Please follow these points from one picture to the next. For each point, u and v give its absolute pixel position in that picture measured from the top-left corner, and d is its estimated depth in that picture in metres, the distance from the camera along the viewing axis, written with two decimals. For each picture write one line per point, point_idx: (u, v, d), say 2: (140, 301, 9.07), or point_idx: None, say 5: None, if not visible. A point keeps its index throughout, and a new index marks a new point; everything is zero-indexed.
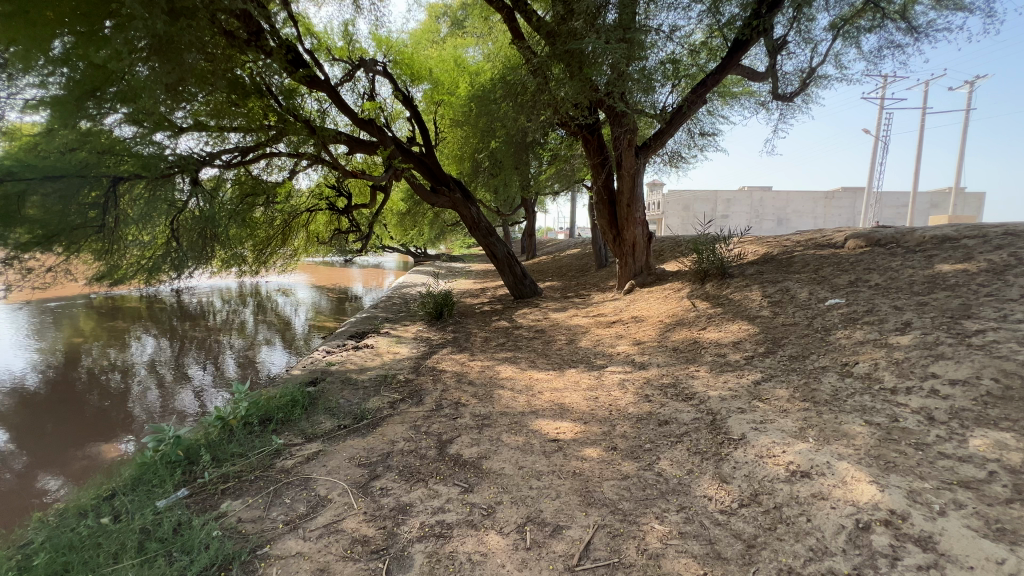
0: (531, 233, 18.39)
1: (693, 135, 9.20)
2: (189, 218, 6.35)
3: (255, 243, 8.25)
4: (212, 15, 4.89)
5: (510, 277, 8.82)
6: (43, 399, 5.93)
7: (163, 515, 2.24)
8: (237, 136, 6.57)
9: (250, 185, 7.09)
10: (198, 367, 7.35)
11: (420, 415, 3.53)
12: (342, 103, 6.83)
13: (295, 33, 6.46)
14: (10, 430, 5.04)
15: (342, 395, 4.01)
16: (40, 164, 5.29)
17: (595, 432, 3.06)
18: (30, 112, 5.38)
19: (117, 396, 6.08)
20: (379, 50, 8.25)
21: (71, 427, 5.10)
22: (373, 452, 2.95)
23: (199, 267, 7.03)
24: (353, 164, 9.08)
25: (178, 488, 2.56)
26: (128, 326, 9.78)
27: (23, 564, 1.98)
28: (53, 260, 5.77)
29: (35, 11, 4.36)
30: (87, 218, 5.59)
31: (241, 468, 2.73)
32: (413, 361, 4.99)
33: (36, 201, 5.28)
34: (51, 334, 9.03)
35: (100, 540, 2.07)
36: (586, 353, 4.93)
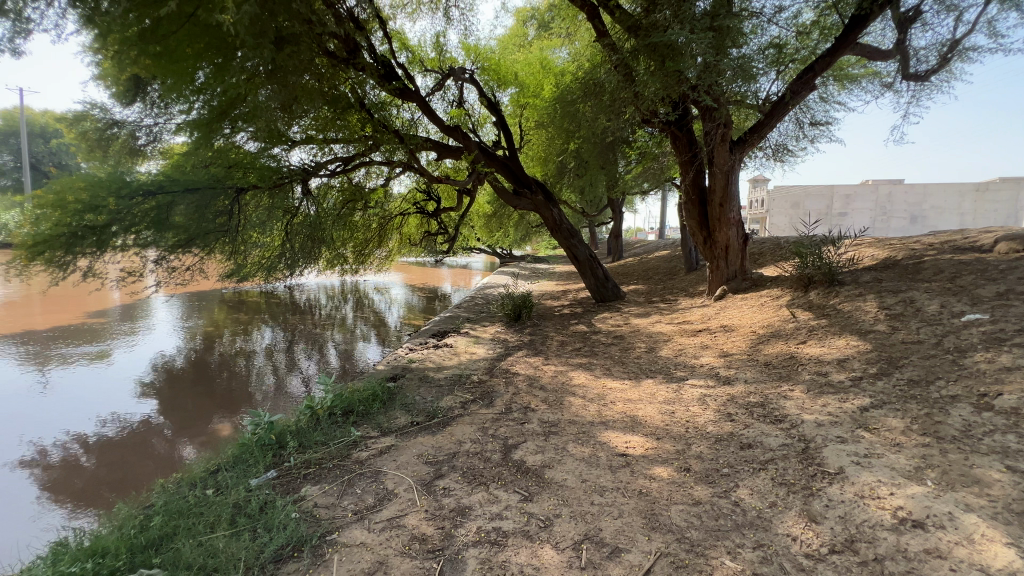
0: (618, 234, 17.90)
1: (802, 124, 8.30)
2: (299, 223, 7.08)
3: (355, 245, 8.95)
4: (316, 37, 5.23)
5: (592, 280, 8.62)
6: (184, 377, 6.97)
7: (253, 494, 2.50)
8: (340, 147, 7.15)
9: (351, 192, 7.71)
10: (306, 355, 8.20)
11: (489, 417, 3.58)
12: (431, 112, 7.11)
13: (390, 49, 6.89)
14: (160, 400, 6.02)
15: (419, 392, 4.19)
16: (181, 179, 6.14)
17: (667, 451, 2.86)
18: (177, 133, 6.38)
19: (241, 377, 6.99)
20: (468, 58, 8.51)
21: (205, 403, 5.94)
22: (440, 450, 3.04)
23: (307, 266, 7.75)
24: (442, 169, 9.50)
25: (268, 470, 2.83)
26: (251, 318, 11.17)
27: (145, 523, 2.33)
28: (191, 260, 6.66)
29: (178, 48, 4.89)
30: (218, 223, 6.40)
31: (322, 456, 2.96)
32: (487, 362, 5.07)
33: (180, 211, 6.11)
34: (196, 321, 10.64)
35: (203, 509, 2.37)
36: (666, 363, 4.64)
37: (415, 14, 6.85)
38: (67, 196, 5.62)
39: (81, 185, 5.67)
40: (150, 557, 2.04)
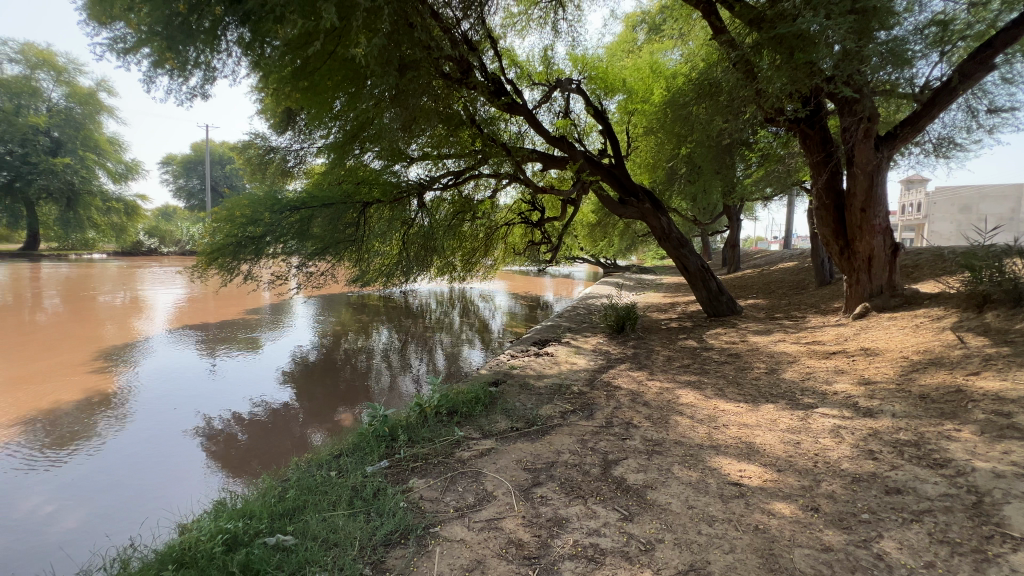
0: (735, 243, 16.50)
1: (975, 112, 6.94)
2: (415, 233, 7.66)
3: (463, 254, 9.44)
4: (435, 61, 5.63)
5: (704, 292, 8.06)
6: (317, 369, 7.90)
7: (368, 480, 2.73)
8: (451, 162, 7.60)
9: (461, 204, 8.14)
10: (417, 356, 8.80)
11: (589, 429, 3.50)
12: (537, 124, 7.25)
13: (500, 66, 7.18)
14: (298, 388, 6.88)
15: (519, 398, 4.25)
16: (320, 195, 7.01)
17: (790, 485, 2.55)
18: (318, 156, 7.31)
19: (362, 373, 7.72)
20: (575, 68, 8.56)
21: (332, 393, 6.66)
22: (539, 458, 3.04)
23: (420, 273, 8.33)
24: (546, 180, 9.63)
25: (381, 459, 3.08)
26: (371, 319, 12.28)
27: (283, 495, 2.68)
28: (325, 267, 7.53)
29: (321, 83, 5.61)
30: (347, 234, 7.19)
31: (428, 451, 3.14)
32: (588, 374, 4.97)
33: (318, 222, 6.94)
34: (327, 320, 12.01)
35: (328, 488, 2.66)
36: (790, 387, 4.15)
37: (525, 30, 7.07)
38: (235, 212, 6.92)
39: (246, 203, 6.91)
40: (285, 525, 2.34)
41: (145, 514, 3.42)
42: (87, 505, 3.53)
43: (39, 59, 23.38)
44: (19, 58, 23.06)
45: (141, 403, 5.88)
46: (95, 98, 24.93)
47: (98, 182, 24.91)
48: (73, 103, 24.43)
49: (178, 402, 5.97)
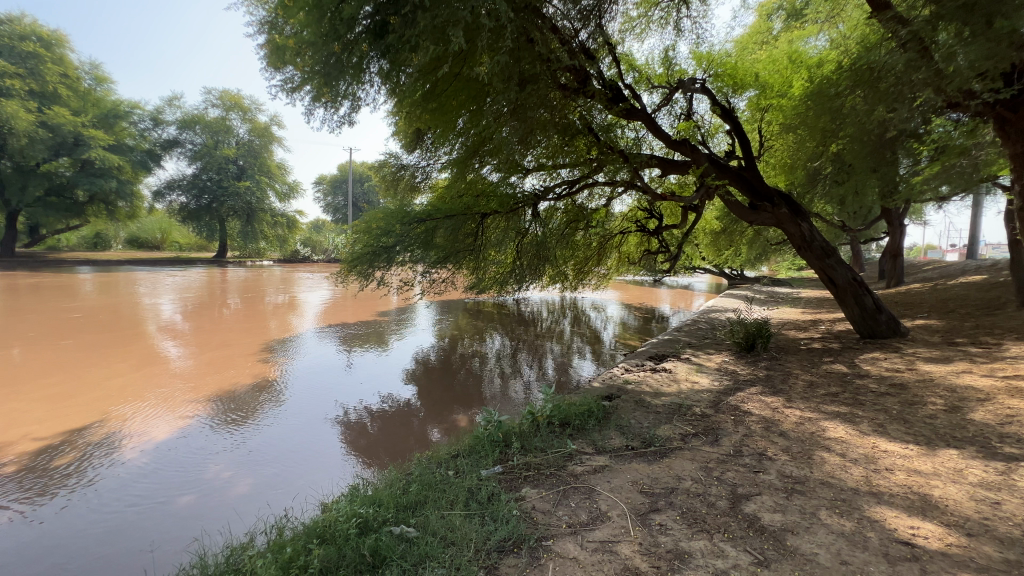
0: (897, 252, 14.02)
1: None
2: (528, 242, 7.80)
3: (576, 263, 9.38)
4: (552, 72, 5.57)
5: (856, 310, 6.96)
6: (435, 370, 8.42)
7: (483, 484, 2.80)
8: (566, 171, 7.61)
9: (574, 213, 8.10)
10: (527, 364, 8.91)
11: (713, 456, 3.20)
12: (657, 128, 6.92)
13: (618, 72, 7.02)
14: (419, 386, 7.39)
15: (635, 415, 4.05)
16: (443, 208, 7.49)
17: (987, 557, 2.03)
18: (442, 171, 7.84)
19: (475, 376, 8.03)
20: (699, 66, 8.02)
21: (448, 394, 7.02)
22: (657, 482, 2.86)
23: (533, 282, 8.46)
24: (665, 186, 9.16)
25: (495, 463, 3.15)
26: (486, 325, 12.76)
27: (407, 487, 2.88)
28: (446, 274, 8.04)
29: (447, 102, 5.96)
30: (467, 244, 7.59)
31: (540, 462, 3.13)
32: (712, 396, 4.55)
33: (441, 233, 7.43)
34: (446, 325, 12.79)
35: (446, 487, 2.78)
36: (982, 432, 3.35)
37: (644, 33, 6.83)
38: (372, 225, 7.70)
39: (381, 217, 7.68)
40: (408, 517, 2.49)
41: (295, 490, 3.91)
42: (253, 475, 4.15)
43: (232, 102, 28.62)
44: (219, 103, 28.52)
45: (294, 390, 6.79)
46: (269, 131, 29.79)
47: (269, 201, 29.77)
48: (253, 137, 29.44)
49: (322, 392, 6.79)
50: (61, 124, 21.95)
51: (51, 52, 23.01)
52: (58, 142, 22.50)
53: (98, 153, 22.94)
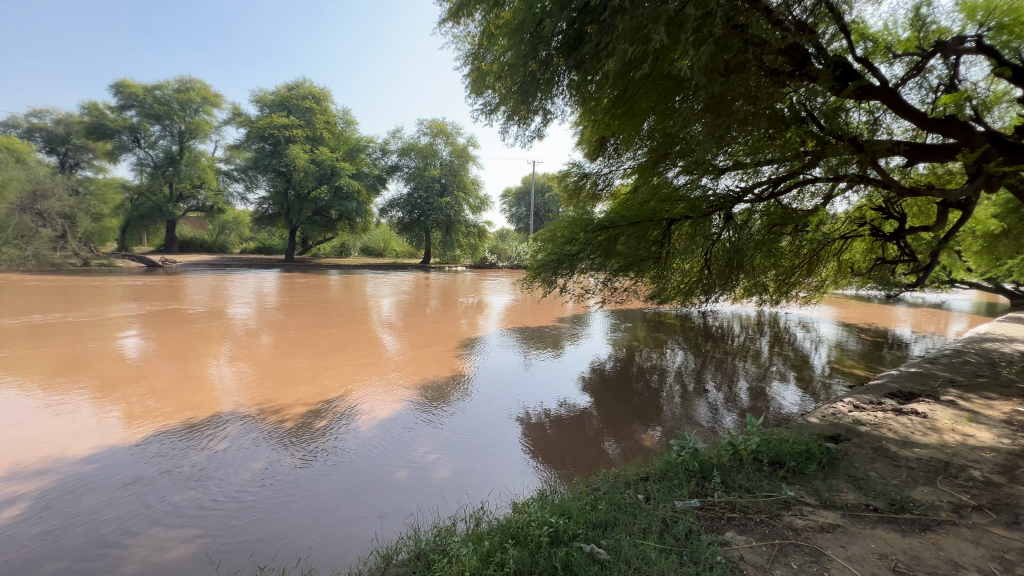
0: None
1: None
2: (720, 249, 6.94)
3: (779, 273, 8.13)
4: (761, 58, 4.83)
5: None
6: (612, 380, 8.20)
7: (679, 517, 2.55)
8: (770, 168, 6.66)
9: (778, 215, 7.01)
10: (715, 384, 8.01)
11: (1013, 545, 2.32)
12: (906, 106, 5.50)
13: (846, 44, 5.82)
14: (596, 395, 7.27)
15: (874, 467, 3.23)
16: (627, 214, 7.24)
17: None
18: (626, 177, 7.68)
19: (655, 391, 7.55)
20: (971, 20, 6.14)
21: (626, 407, 6.74)
22: (919, 563, 2.19)
23: (724, 293, 7.64)
24: (913, 178, 7.25)
25: (691, 496, 2.86)
26: (666, 338, 11.99)
27: (593, 504, 2.81)
28: (628, 282, 7.94)
29: (636, 106, 5.74)
30: (650, 251, 7.25)
31: (747, 504, 2.71)
32: (999, 458, 3.36)
33: (623, 240, 7.16)
34: (623, 334, 12.46)
35: (637, 513, 2.61)
36: None
37: None
38: (556, 233, 7.88)
39: (565, 225, 7.73)
40: (599, 537, 2.39)
41: (490, 484, 4.19)
42: (453, 461, 4.63)
43: (438, 129, 33.07)
44: (429, 131, 33.19)
45: (481, 387, 7.34)
46: (467, 152, 33.41)
47: (464, 214, 33.61)
48: (454, 157, 33.43)
49: (506, 391, 7.23)
50: (324, 159, 28.77)
51: (320, 106, 30.39)
52: (321, 173, 29.21)
53: (345, 180, 29.02)
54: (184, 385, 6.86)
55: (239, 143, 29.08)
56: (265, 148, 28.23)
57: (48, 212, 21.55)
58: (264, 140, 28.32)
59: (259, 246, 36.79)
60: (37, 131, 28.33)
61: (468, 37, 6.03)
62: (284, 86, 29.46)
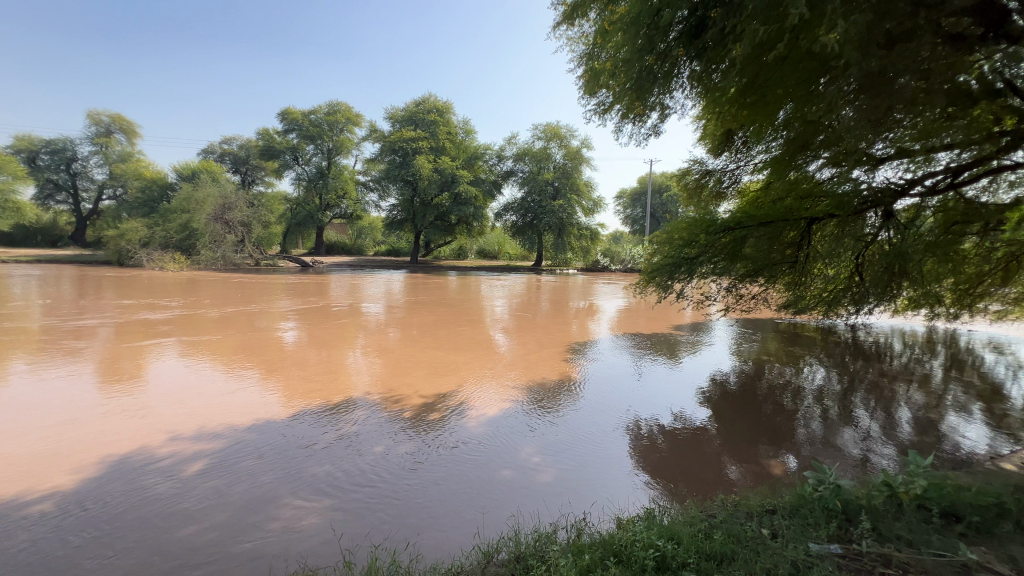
0: None
1: None
2: (876, 252, 5.86)
3: (959, 281, 6.66)
4: (937, 21, 4.00)
5: None
6: (735, 396, 7.44)
7: (813, 561, 2.20)
8: (950, 154, 5.49)
9: (959, 210, 5.70)
10: (866, 410, 6.83)
11: None
12: None
13: None
14: (715, 411, 6.66)
15: None
16: (757, 214, 6.55)
17: None
18: (756, 173, 6.96)
19: (787, 413, 6.67)
20: None
21: (752, 427, 6.06)
22: None
23: (881, 305, 6.48)
24: None
25: (831, 541, 2.45)
26: (803, 353, 10.57)
27: (707, 532, 2.57)
28: (757, 289, 7.20)
29: (769, 93, 5.09)
30: (784, 255, 6.48)
31: (907, 560, 2.24)
32: None
33: (751, 243, 6.49)
34: (749, 346, 11.28)
35: (759, 550, 2.31)
36: None
37: None
38: (674, 235, 7.36)
39: (682, 227, 7.25)
40: (713, 570, 2.16)
41: (594, 495, 4.06)
42: (557, 466, 4.59)
43: (552, 133, 33.30)
44: (543, 136, 33.57)
45: (590, 393, 7.19)
46: (580, 154, 33.07)
47: (576, 217, 33.48)
48: (567, 160, 33.27)
49: (616, 398, 6.99)
50: (446, 167, 30.82)
51: (443, 118, 32.62)
52: (442, 181, 31.30)
53: (464, 187, 30.71)
54: (325, 371, 7.82)
55: (375, 157, 32.50)
56: (395, 160, 31.13)
57: (232, 221, 26.28)
58: (395, 153, 31.26)
59: (389, 249, 40.71)
60: (227, 155, 34.70)
61: (583, 38, 5.97)
62: (412, 103, 32.27)
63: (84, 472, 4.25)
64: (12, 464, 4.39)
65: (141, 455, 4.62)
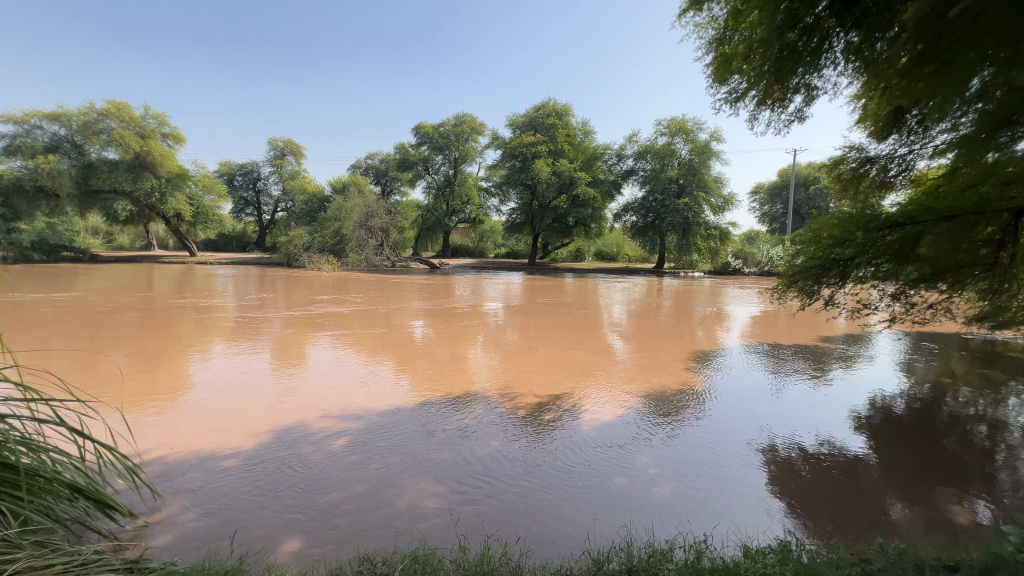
0: None
1: None
2: None
3: None
4: None
5: None
6: (904, 424, 6.24)
7: None
8: None
9: None
10: None
11: None
12: None
13: None
14: (876, 439, 5.66)
15: None
16: (939, 206, 5.28)
17: None
18: (937, 158, 5.77)
19: (979, 450, 5.40)
20: None
21: (927, 463, 5.02)
22: None
23: None
24: None
25: None
26: (1005, 378, 8.46)
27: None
28: (936, 298, 6.11)
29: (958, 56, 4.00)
30: (978, 256, 5.28)
31: None
32: None
33: (928, 242, 5.42)
34: (924, 365, 9.39)
35: None
36: None
37: None
38: (823, 233, 6.27)
39: (835, 223, 6.17)
40: None
41: (718, 517, 3.73)
42: (676, 480, 4.31)
43: (677, 127, 31.41)
44: (667, 131, 31.80)
45: (716, 406, 6.62)
46: (710, 148, 30.62)
47: (703, 216, 31.15)
48: (694, 155, 31.14)
49: (747, 414, 6.34)
50: (564, 170, 30.94)
51: (562, 121, 32.80)
52: (561, 184, 31.48)
53: (582, 189, 30.51)
54: (449, 366, 8.38)
55: (497, 163, 33.96)
56: (516, 165, 32.17)
57: (374, 228, 29.53)
58: (516, 158, 32.34)
59: (509, 252, 42.13)
60: (371, 169, 39.14)
61: (712, 23, 5.53)
62: (533, 109, 33.06)
63: (259, 437, 5.12)
64: (212, 425, 5.48)
65: (300, 428, 5.42)
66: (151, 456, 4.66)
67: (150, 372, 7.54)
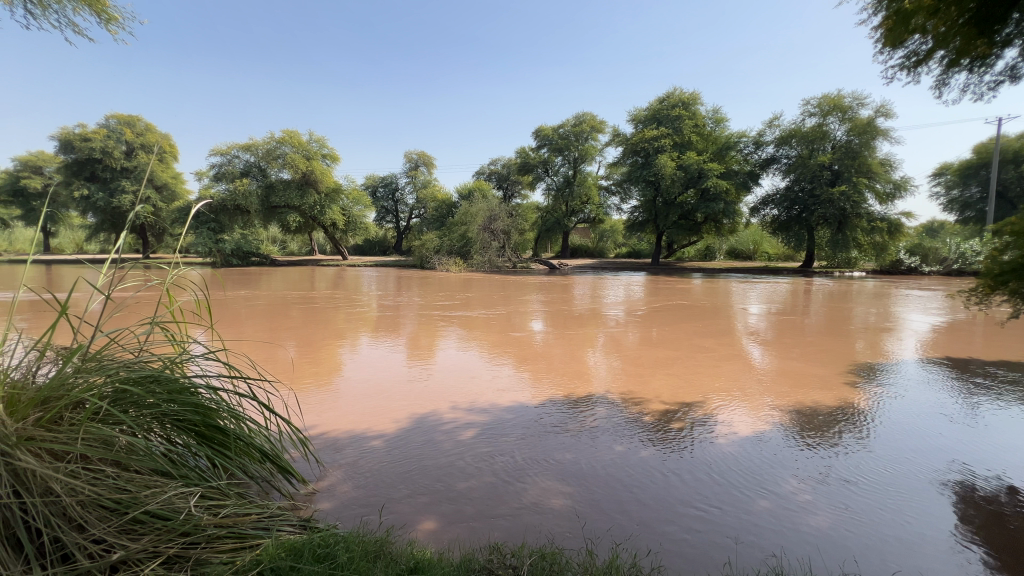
0: None
1: None
2: None
3: None
4: None
5: None
6: None
7: None
8: None
9: None
10: None
11: None
12: None
13: None
14: None
15: None
16: None
17: None
18: None
19: None
20: None
21: None
22: None
23: None
24: None
25: None
26: None
27: None
28: None
29: None
30: None
31: None
32: None
33: None
34: None
35: None
36: None
37: None
38: None
39: None
40: None
41: (896, 564, 3.13)
42: (837, 512, 3.72)
43: (830, 105, 27.38)
44: (817, 110, 27.93)
45: (885, 430, 5.60)
46: (874, 125, 26.18)
47: (865, 205, 26.77)
48: (853, 136, 26.91)
49: (931, 442, 5.24)
50: (691, 163, 29.03)
51: (689, 111, 30.82)
52: (688, 178, 29.55)
53: (713, 181, 28.26)
54: (571, 367, 8.40)
55: (618, 161, 33.15)
56: (637, 161, 31.11)
57: (496, 230, 30.80)
58: (638, 154, 31.25)
59: (630, 252, 40.87)
60: (494, 175, 41.00)
61: None
62: (656, 101, 31.62)
63: (400, 422, 5.68)
64: (363, 409, 6.20)
65: (434, 417, 5.87)
66: (317, 430, 5.44)
67: (314, 359, 8.84)
